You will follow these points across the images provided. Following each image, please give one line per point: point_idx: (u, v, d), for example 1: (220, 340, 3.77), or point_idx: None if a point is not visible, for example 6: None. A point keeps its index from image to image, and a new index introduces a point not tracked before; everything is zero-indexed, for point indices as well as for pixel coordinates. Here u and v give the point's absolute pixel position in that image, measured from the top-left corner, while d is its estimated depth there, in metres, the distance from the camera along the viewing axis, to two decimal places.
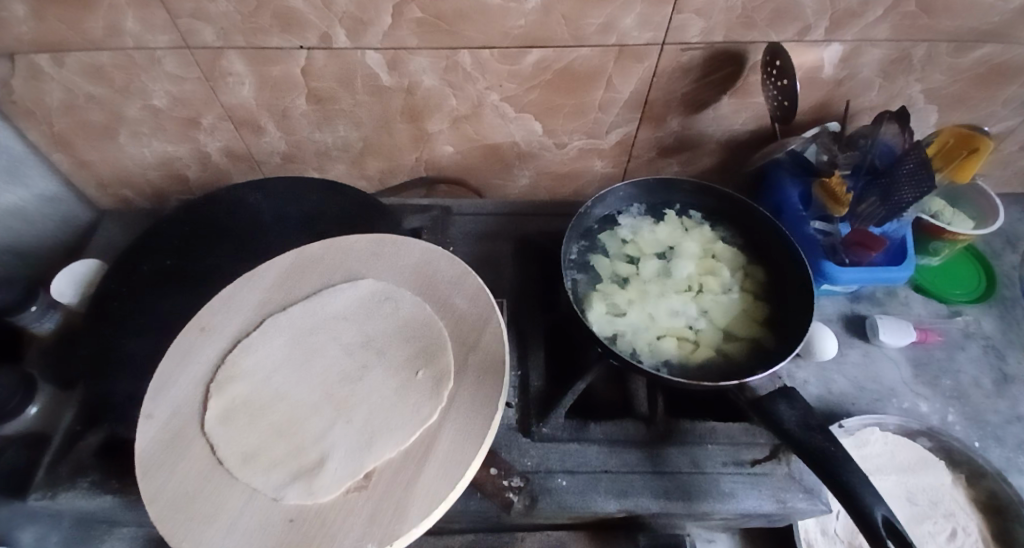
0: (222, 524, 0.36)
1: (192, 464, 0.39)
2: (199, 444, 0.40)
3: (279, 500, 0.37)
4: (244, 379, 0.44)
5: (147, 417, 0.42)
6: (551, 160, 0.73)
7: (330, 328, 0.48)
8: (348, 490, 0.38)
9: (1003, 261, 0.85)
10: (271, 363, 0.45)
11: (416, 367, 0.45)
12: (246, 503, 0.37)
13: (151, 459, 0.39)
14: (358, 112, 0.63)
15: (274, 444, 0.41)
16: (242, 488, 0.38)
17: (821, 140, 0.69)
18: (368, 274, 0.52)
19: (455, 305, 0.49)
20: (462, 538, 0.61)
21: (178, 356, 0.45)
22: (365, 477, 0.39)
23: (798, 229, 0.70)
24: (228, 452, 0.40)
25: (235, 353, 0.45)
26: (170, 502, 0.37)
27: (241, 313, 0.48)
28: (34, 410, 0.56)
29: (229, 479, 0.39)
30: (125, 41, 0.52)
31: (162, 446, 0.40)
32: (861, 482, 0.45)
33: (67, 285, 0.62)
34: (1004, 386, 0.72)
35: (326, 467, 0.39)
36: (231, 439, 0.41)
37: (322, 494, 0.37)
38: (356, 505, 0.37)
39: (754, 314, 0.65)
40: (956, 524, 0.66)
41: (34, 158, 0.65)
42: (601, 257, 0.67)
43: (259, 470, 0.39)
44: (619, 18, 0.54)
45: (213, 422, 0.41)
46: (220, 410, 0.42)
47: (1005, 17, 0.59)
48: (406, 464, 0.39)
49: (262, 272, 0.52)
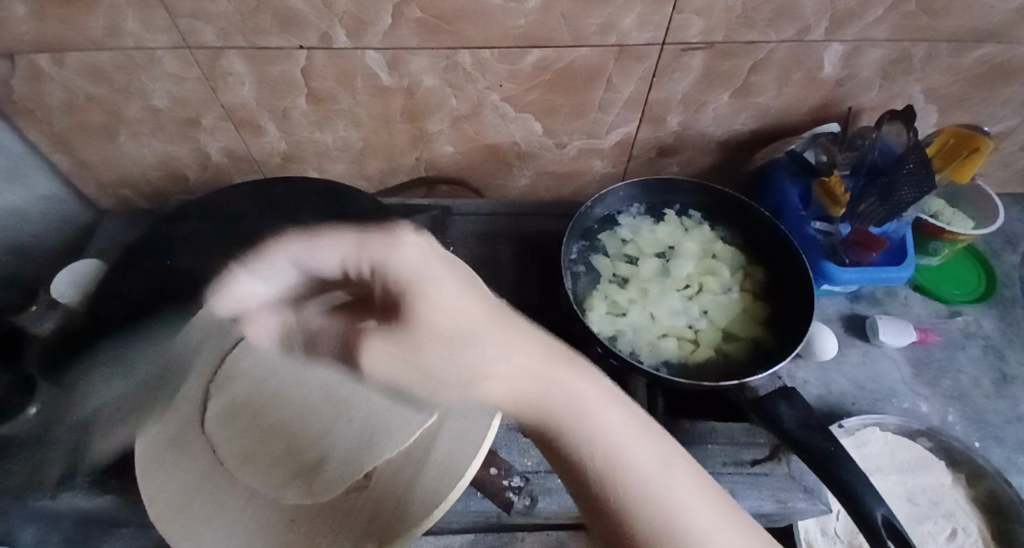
0: (222, 524, 0.38)
1: (191, 464, 0.41)
2: (199, 443, 0.42)
3: (278, 499, 0.39)
4: (243, 380, 0.45)
5: (150, 417, 0.43)
6: (551, 160, 0.73)
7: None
8: (348, 490, 0.39)
9: (1003, 260, 0.84)
10: (271, 362, 0.46)
11: None
12: (245, 503, 0.39)
13: (152, 458, 0.41)
14: (358, 112, 0.63)
15: (274, 443, 0.42)
16: (241, 488, 0.39)
17: (821, 140, 0.69)
18: None
19: None
20: (461, 538, 0.60)
21: (181, 358, 0.47)
22: (365, 477, 0.39)
23: (798, 229, 0.71)
24: (227, 453, 0.41)
25: (234, 354, 0.47)
26: (171, 501, 0.39)
27: None
28: (34, 411, 0.55)
29: (230, 479, 0.40)
30: (124, 41, 0.52)
31: (163, 446, 0.42)
32: (861, 482, 0.45)
33: (66, 284, 0.63)
34: (1004, 386, 0.72)
35: (326, 465, 0.40)
36: (230, 439, 0.42)
37: (321, 493, 0.39)
38: (353, 506, 0.38)
39: (754, 314, 0.65)
40: (956, 524, 0.66)
41: (33, 158, 0.65)
42: (601, 257, 0.68)
43: (258, 470, 0.40)
44: (619, 18, 0.54)
45: (213, 422, 0.43)
46: (221, 409, 0.44)
47: (1005, 17, 0.59)
48: (406, 464, 0.39)
49: None
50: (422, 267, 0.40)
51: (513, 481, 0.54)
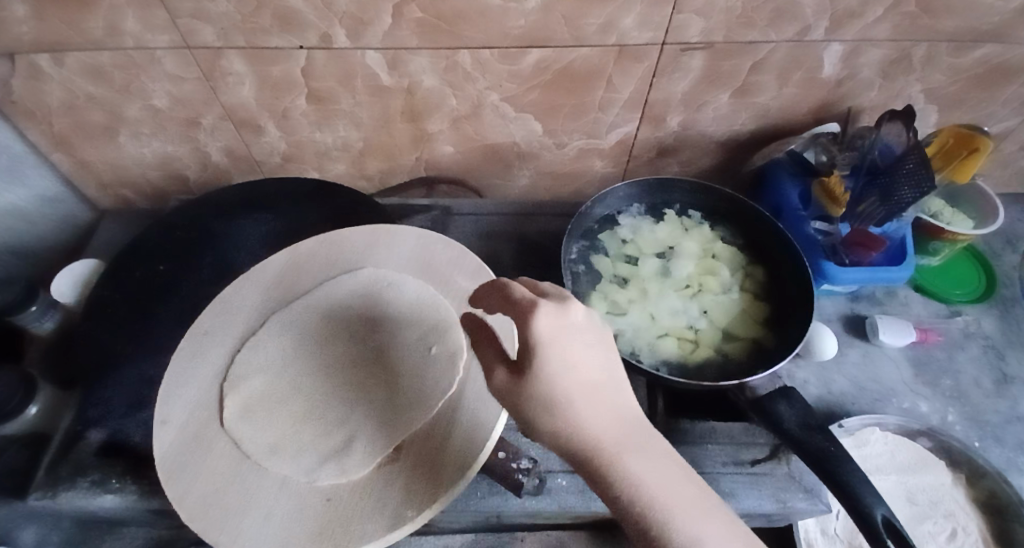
0: (263, 512, 0.37)
1: (217, 462, 0.39)
2: (222, 440, 0.40)
3: (313, 481, 0.38)
4: (257, 375, 0.44)
5: (163, 422, 0.41)
6: (551, 160, 0.73)
7: (337, 315, 0.48)
8: (380, 463, 0.39)
9: (1002, 261, 0.85)
10: (282, 354, 0.46)
11: (429, 343, 0.47)
12: (277, 489, 0.38)
13: (174, 461, 0.39)
14: (358, 112, 0.63)
15: (299, 431, 0.41)
16: (274, 475, 0.39)
17: (820, 140, 0.70)
18: (366, 264, 0.52)
19: (456, 283, 0.51)
20: (461, 539, 0.60)
21: (185, 361, 0.45)
22: (395, 449, 0.40)
23: (797, 228, 0.71)
24: (253, 445, 0.40)
25: (245, 351, 0.45)
26: (203, 500, 0.37)
27: (244, 312, 0.48)
28: (34, 410, 0.55)
29: (258, 468, 0.39)
30: (124, 41, 0.52)
31: (184, 447, 0.40)
32: (860, 482, 0.45)
33: (67, 286, 0.62)
34: (1004, 386, 0.72)
35: (356, 444, 0.40)
36: (255, 432, 0.41)
37: (356, 469, 0.39)
38: (387, 477, 0.39)
39: (754, 313, 0.65)
40: (956, 524, 0.66)
41: (34, 159, 0.65)
42: (601, 257, 0.68)
43: (289, 458, 0.39)
44: (619, 18, 0.54)
45: (234, 417, 0.41)
46: (238, 404, 0.42)
47: (1005, 17, 0.59)
48: (431, 435, 0.41)
49: (260, 271, 0.51)
50: (583, 341, 0.34)
51: (523, 462, 0.51)
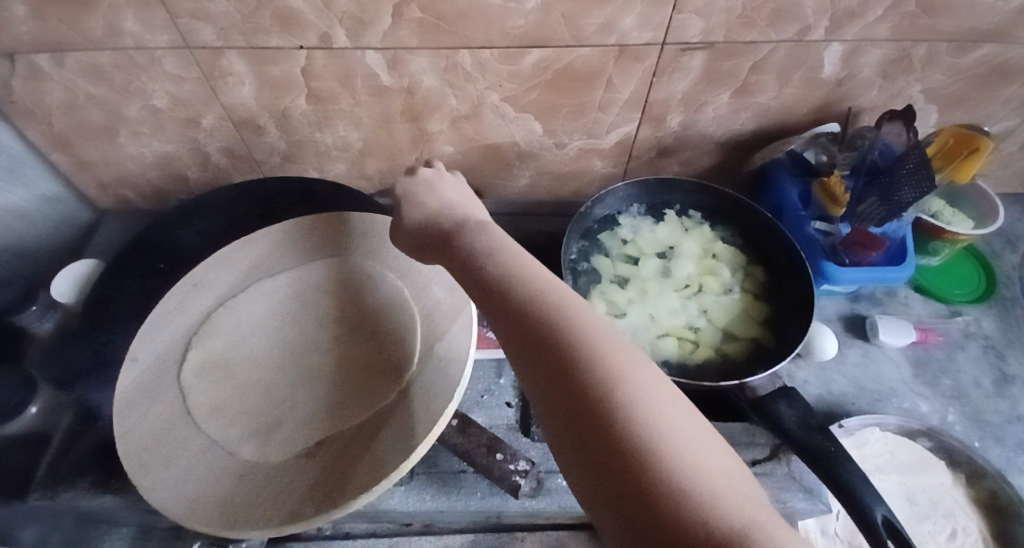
0: (181, 468, 0.39)
1: (160, 411, 0.42)
2: (172, 391, 0.43)
3: (234, 455, 0.39)
4: (223, 337, 0.47)
5: (133, 359, 0.45)
6: (551, 160, 0.73)
7: (308, 296, 0.50)
8: (298, 455, 0.40)
9: (1003, 261, 0.84)
10: (249, 325, 0.48)
11: (383, 346, 0.46)
12: (205, 451, 0.40)
13: (130, 398, 0.42)
14: (358, 112, 0.63)
15: (242, 400, 0.43)
16: (203, 438, 0.40)
17: (821, 140, 0.70)
18: (356, 251, 0.53)
19: (431, 293, 0.49)
20: (461, 538, 0.59)
21: (168, 307, 0.48)
22: (316, 446, 0.40)
23: (797, 228, 0.71)
24: (196, 403, 0.42)
25: (219, 312, 0.48)
26: (137, 442, 0.40)
27: (231, 275, 0.51)
28: (34, 411, 0.55)
29: (195, 428, 0.41)
30: (124, 41, 0.52)
31: (140, 388, 0.43)
32: (861, 481, 0.45)
33: (66, 286, 0.62)
34: (1004, 386, 0.72)
35: (282, 430, 0.41)
36: (204, 391, 0.43)
37: (275, 454, 0.39)
38: (305, 467, 0.39)
39: (754, 314, 0.65)
40: (956, 524, 0.65)
41: (34, 159, 0.65)
42: (601, 257, 0.68)
43: (223, 424, 0.41)
44: (619, 18, 0.54)
45: (190, 372, 0.44)
46: (197, 361, 0.45)
47: (1005, 17, 0.58)
48: (359, 437, 0.40)
49: (259, 237, 0.54)
50: (444, 187, 0.49)
51: (520, 465, 0.54)
